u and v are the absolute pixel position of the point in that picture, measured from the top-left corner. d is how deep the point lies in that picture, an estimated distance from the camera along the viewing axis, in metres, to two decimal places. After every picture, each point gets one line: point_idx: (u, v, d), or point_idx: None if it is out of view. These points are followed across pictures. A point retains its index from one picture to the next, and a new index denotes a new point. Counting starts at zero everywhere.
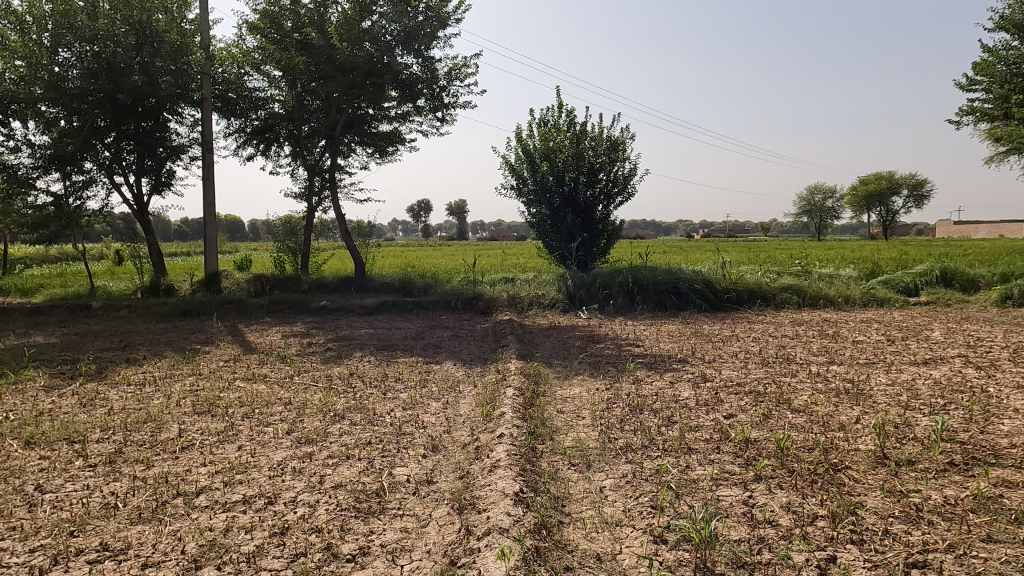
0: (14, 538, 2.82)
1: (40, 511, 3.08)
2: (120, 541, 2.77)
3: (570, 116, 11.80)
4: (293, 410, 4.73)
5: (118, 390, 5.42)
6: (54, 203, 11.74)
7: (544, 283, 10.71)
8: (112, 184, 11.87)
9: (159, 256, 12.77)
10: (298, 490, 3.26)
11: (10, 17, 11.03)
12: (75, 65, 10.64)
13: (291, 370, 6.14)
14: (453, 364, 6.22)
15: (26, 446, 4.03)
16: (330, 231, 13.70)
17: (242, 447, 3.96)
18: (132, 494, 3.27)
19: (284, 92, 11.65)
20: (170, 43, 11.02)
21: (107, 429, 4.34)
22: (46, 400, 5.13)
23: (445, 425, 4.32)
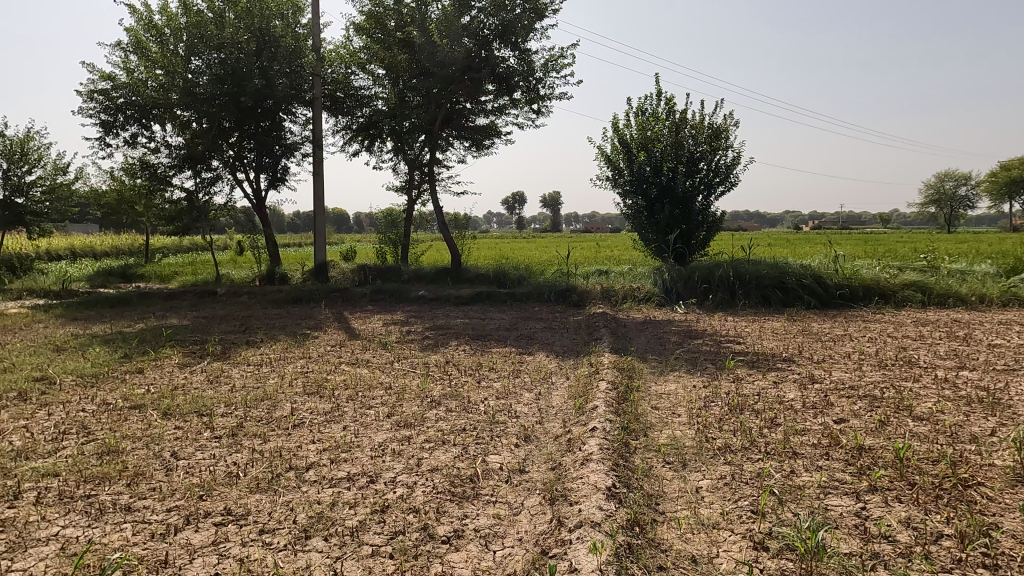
0: (155, 497, 3.16)
1: (175, 475, 3.44)
2: (242, 508, 3.03)
3: (669, 103, 11.44)
4: (393, 395, 4.95)
5: (239, 369, 5.94)
6: (187, 199, 12.97)
7: (639, 277, 10.50)
8: (236, 180, 12.94)
9: (275, 246, 13.76)
10: (398, 472, 3.40)
11: (152, 30, 12.26)
12: (204, 71, 11.65)
13: (391, 356, 6.41)
14: (546, 356, 6.23)
15: (164, 416, 4.51)
16: (429, 224, 14.19)
17: (348, 427, 4.20)
18: (251, 465, 3.57)
19: (388, 89, 12.17)
20: (287, 47, 11.87)
21: (230, 404, 4.77)
22: (180, 375, 5.71)
23: (538, 416, 4.35)
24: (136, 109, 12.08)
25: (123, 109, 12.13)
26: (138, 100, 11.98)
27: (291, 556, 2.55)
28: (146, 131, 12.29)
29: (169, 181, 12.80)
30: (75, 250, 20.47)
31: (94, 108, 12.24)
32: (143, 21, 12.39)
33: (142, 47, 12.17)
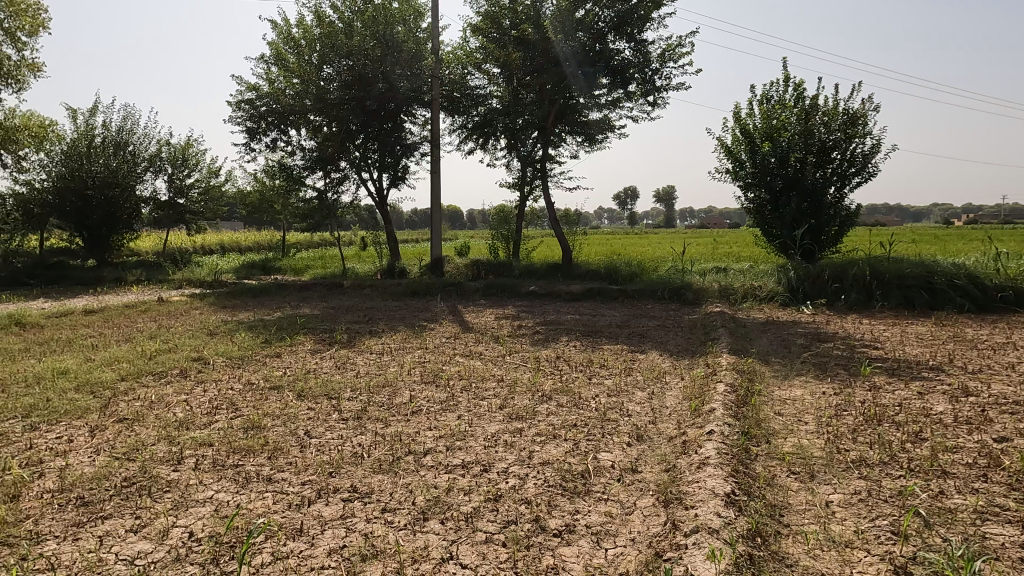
0: (291, 470, 3.46)
1: (309, 452, 3.74)
2: (366, 486, 3.23)
3: (798, 89, 10.68)
4: (505, 387, 5.05)
5: (363, 356, 6.34)
6: (318, 198, 14.01)
7: (761, 275, 9.91)
8: (361, 180, 13.78)
9: (395, 242, 14.49)
10: (510, 463, 3.47)
11: (290, 43, 13.36)
12: (335, 78, 12.49)
13: (503, 349, 6.54)
14: (659, 354, 6.07)
15: (299, 397, 4.92)
16: (540, 219, 14.30)
17: (462, 416, 4.34)
18: (374, 447, 3.80)
19: (503, 87, 12.36)
20: (408, 51, 12.44)
21: (356, 389, 5.10)
22: (312, 360, 6.20)
23: (651, 415, 4.25)
24: (276, 116, 13.27)
25: (265, 117, 13.33)
26: (278, 107, 13.15)
27: (410, 536, 2.68)
28: (284, 136, 13.51)
29: (303, 181, 13.89)
30: (225, 245, 22.84)
31: (242, 116, 13.58)
32: (283, 35, 13.52)
33: (282, 59, 13.28)
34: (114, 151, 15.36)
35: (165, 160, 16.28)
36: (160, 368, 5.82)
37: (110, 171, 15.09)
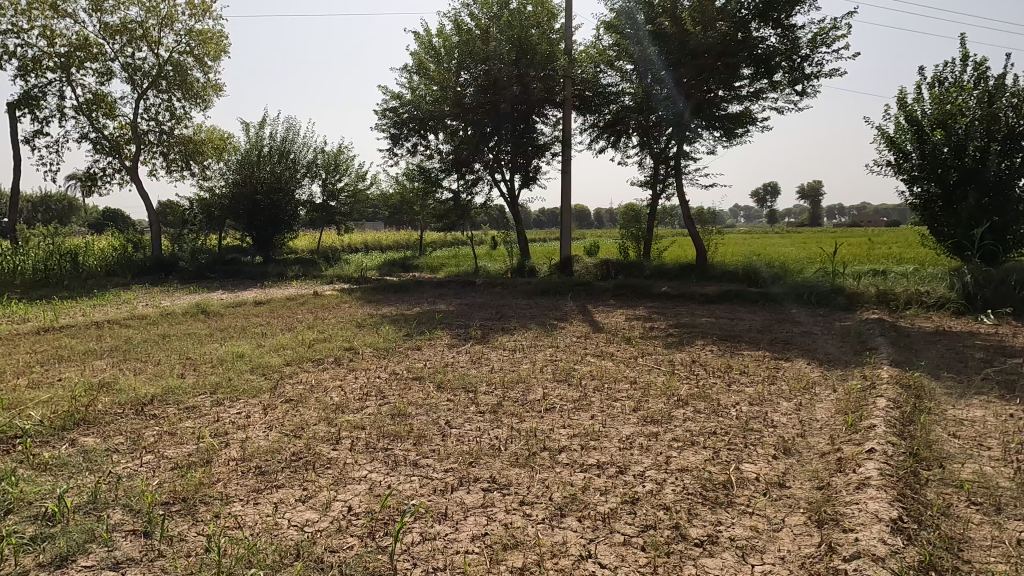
0: (435, 457, 3.67)
1: (450, 441, 3.93)
2: (504, 478, 3.33)
3: (979, 68, 9.39)
4: (639, 389, 4.97)
5: (497, 352, 6.54)
6: (453, 199, 14.65)
7: (929, 280, 8.85)
8: (494, 181, 14.21)
9: (525, 241, 14.76)
10: (647, 466, 3.41)
11: (431, 52, 14.09)
12: (471, 83, 12.95)
13: (635, 351, 6.43)
14: (807, 363, 5.65)
15: (439, 388, 5.19)
16: (673, 218, 13.88)
17: (596, 416, 4.34)
18: (511, 441, 3.91)
19: (635, 83, 12.10)
20: (542, 53, 12.62)
21: (491, 384, 5.28)
22: (450, 354, 6.51)
23: (800, 428, 3.97)
24: (417, 122, 14.06)
25: (407, 123, 14.19)
26: (418, 114, 13.93)
27: (549, 531, 2.74)
28: (424, 140, 14.29)
29: (440, 184, 14.59)
30: (369, 244, 24.62)
31: (387, 124, 14.54)
32: (425, 45, 14.28)
33: (423, 67, 14.02)
34: (279, 159, 17.15)
35: (320, 166, 17.89)
36: (317, 355, 6.42)
37: (275, 178, 16.85)
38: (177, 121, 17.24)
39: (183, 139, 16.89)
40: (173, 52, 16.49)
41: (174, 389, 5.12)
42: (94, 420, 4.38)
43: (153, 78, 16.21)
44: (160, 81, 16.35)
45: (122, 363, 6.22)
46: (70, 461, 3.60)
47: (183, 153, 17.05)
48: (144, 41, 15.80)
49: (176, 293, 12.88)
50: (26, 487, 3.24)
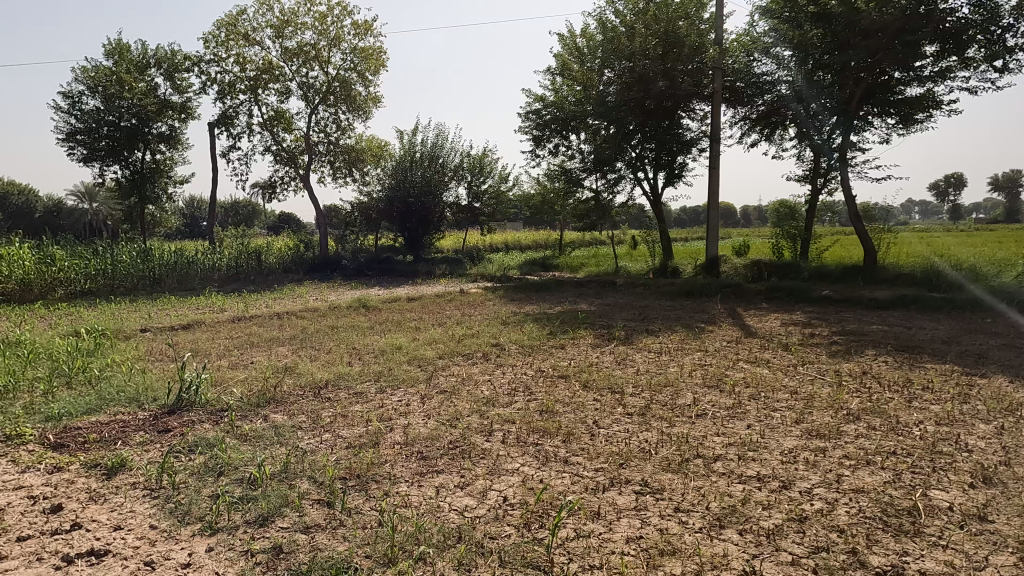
0: (584, 456, 3.69)
1: (598, 441, 3.93)
2: (656, 483, 3.27)
3: None
4: (800, 400, 4.62)
5: (642, 354, 6.43)
6: (595, 198, 14.60)
7: None
8: (636, 179, 13.96)
9: (668, 241, 14.29)
10: (814, 484, 3.17)
11: (575, 53, 14.17)
12: (614, 82, 12.77)
13: (794, 359, 5.99)
14: (1009, 382, 4.89)
15: (585, 388, 5.21)
16: (836, 214, 12.68)
17: (753, 426, 4.10)
18: (662, 445, 3.82)
19: (793, 71, 11.05)
20: (690, 46, 12.16)
21: (638, 386, 5.19)
22: (594, 354, 6.51)
23: (1003, 455, 3.45)
24: (559, 123, 14.24)
25: (549, 125, 14.42)
26: (561, 114, 14.12)
27: (708, 540, 2.64)
28: (566, 140, 14.45)
29: (581, 183, 14.63)
30: (510, 244, 25.31)
31: (530, 126, 14.86)
32: (569, 46, 14.39)
33: (566, 68, 14.12)
34: (429, 163, 18.19)
35: (466, 169, 18.69)
36: (467, 350, 6.74)
37: (426, 181, 17.90)
38: (342, 132, 18.95)
39: (347, 148, 18.53)
40: (340, 69, 18.12)
41: (344, 375, 5.65)
42: (281, 399, 4.97)
43: (323, 94, 17.95)
44: (329, 96, 18.05)
45: (300, 350, 6.99)
46: (265, 434, 4.12)
47: (347, 160, 18.70)
48: (316, 61, 17.54)
49: (340, 288, 14.19)
50: (233, 453, 3.76)
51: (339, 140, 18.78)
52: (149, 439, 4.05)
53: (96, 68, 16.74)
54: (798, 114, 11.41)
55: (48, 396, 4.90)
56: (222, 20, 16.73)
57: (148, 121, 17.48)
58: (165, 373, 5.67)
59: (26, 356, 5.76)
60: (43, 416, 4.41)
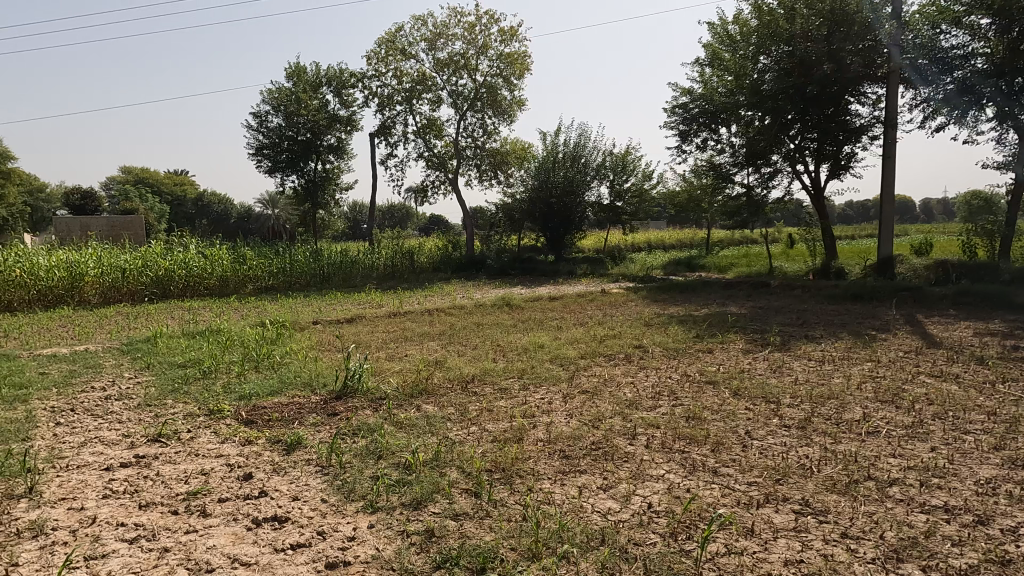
0: (736, 468, 3.48)
1: (752, 453, 3.69)
2: (820, 503, 2.99)
3: None
4: (1001, 424, 3.97)
5: (801, 362, 5.92)
6: (746, 194, 13.74)
7: None
8: (795, 173, 12.93)
9: (832, 239, 13.04)
10: (1021, 522, 2.71)
11: (726, 41, 13.43)
12: (770, 69, 11.91)
13: (991, 375, 5.17)
14: None
15: (735, 396, 4.91)
16: None
17: (939, 450, 3.60)
18: (825, 463, 3.49)
19: (993, 43, 9.73)
20: (861, 22, 10.97)
21: (796, 396, 4.79)
22: (746, 360, 6.12)
23: None
24: (708, 116, 13.58)
25: (697, 118, 13.81)
26: (711, 107, 13.46)
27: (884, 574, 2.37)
28: (715, 134, 13.76)
29: (732, 179, 13.83)
30: (652, 244, 24.64)
31: (676, 121, 14.33)
32: (720, 34, 13.67)
33: (716, 58, 13.43)
34: (571, 163, 18.27)
35: (609, 168, 18.49)
36: (609, 351, 6.66)
37: (568, 182, 17.98)
38: (488, 136, 19.66)
39: (492, 151, 19.18)
40: (487, 75, 18.82)
41: (489, 371, 5.85)
42: (432, 391, 5.26)
43: (471, 100, 18.75)
44: (476, 102, 18.81)
45: (449, 345, 7.36)
46: (418, 423, 4.39)
47: (492, 163, 19.36)
48: (465, 69, 18.36)
49: (486, 287, 14.74)
50: (391, 439, 4.06)
51: (486, 144, 19.50)
52: (320, 421, 4.50)
53: (279, 89, 18.95)
54: (998, 91, 9.87)
55: (241, 378, 5.63)
56: (382, 37, 18.13)
57: (320, 135, 19.44)
58: (333, 362, 6.26)
59: (225, 342, 6.68)
60: (238, 395, 5.09)
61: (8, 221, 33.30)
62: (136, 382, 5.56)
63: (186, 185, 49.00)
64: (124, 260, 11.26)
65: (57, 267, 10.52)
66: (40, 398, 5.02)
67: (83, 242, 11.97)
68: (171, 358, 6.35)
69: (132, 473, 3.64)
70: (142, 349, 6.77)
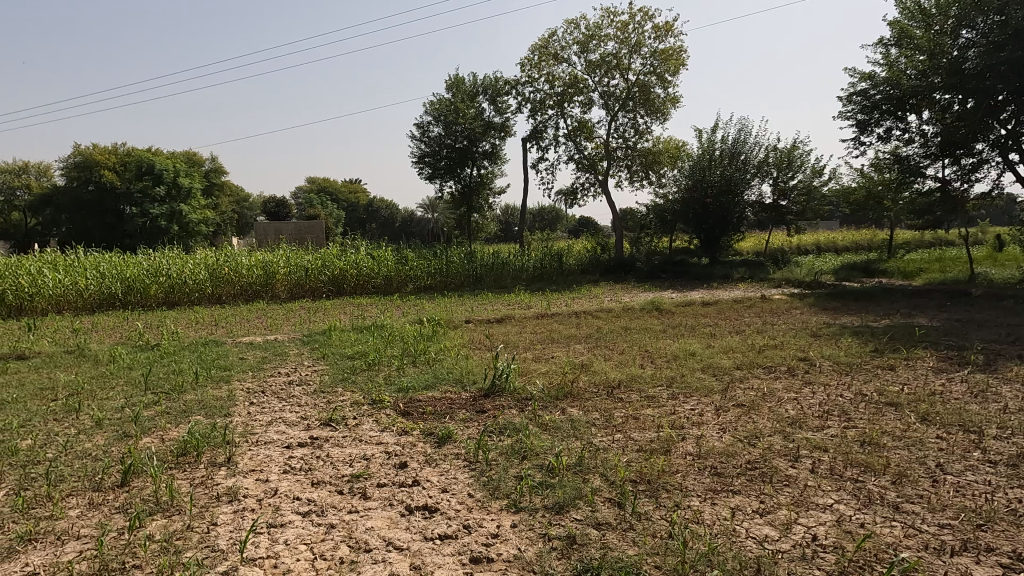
0: (923, 505, 3.02)
1: (944, 489, 3.19)
2: None
3: None
4: None
5: (1012, 387, 5.02)
6: (941, 189, 11.98)
7: None
8: (1008, 163, 11.02)
9: None
10: None
11: (918, 16, 11.92)
12: (975, 44, 10.30)
13: None
14: None
15: (923, 421, 4.29)
16: None
17: None
18: None
19: None
20: None
21: (1005, 428, 4.06)
22: (937, 381, 5.32)
23: None
24: (894, 103, 11.98)
25: (879, 106, 12.24)
26: (897, 92, 11.85)
27: None
28: (903, 122, 12.13)
29: (922, 172, 12.14)
30: (822, 247, 22.45)
31: (853, 109, 12.83)
32: (911, 8, 12.16)
33: (905, 36, 12.01)
34: (729, 160, 17.19)
35: (772, 164, 17.17)
36: (769, 362, 6.15)
37: (726, 180, 16.97)
38: (640, 136, 19.23)
39: (644, 151, 18.74)
40: (640, 74, 18.40)
41: (636, 377, 5.69)
42: (578, 394, 5.24)
43: (623, 100, 18.46)
44: (628, 102, 18.48)
45: (596, 349, 7.28)
46: (562, 426, 4.39)
47: (644, 163, 18.92)
48: (617, 69, 18.12)
49: (634, 290, 14.40)
50: (536, 440, 4.10)
51: (637, 144, 19.08)
52: (469, 417, 4.67)
53: (439, 100, 20.10)
54: None
55: (400, 371, 6.05)
56: (536, 44, 18.46)
57: (476, 141, 20.34)
58: (483, 360, 6.49)
59: (388, 338, 7.22)
60: (397, 387, 5.46)
61: (221, 226, 39.03)
62: (313, 370, 6.21)
63: (359, 193, 53.96)
64: (307, 260, 12.66)
65: (255, 266, 12.11)
66: (239, 379, 5.79)
67: (275, 244, 13.63)
68: (343, 350, 6.99)
69: (307, 452, 4.06)
70: (319, 340, 7.55)
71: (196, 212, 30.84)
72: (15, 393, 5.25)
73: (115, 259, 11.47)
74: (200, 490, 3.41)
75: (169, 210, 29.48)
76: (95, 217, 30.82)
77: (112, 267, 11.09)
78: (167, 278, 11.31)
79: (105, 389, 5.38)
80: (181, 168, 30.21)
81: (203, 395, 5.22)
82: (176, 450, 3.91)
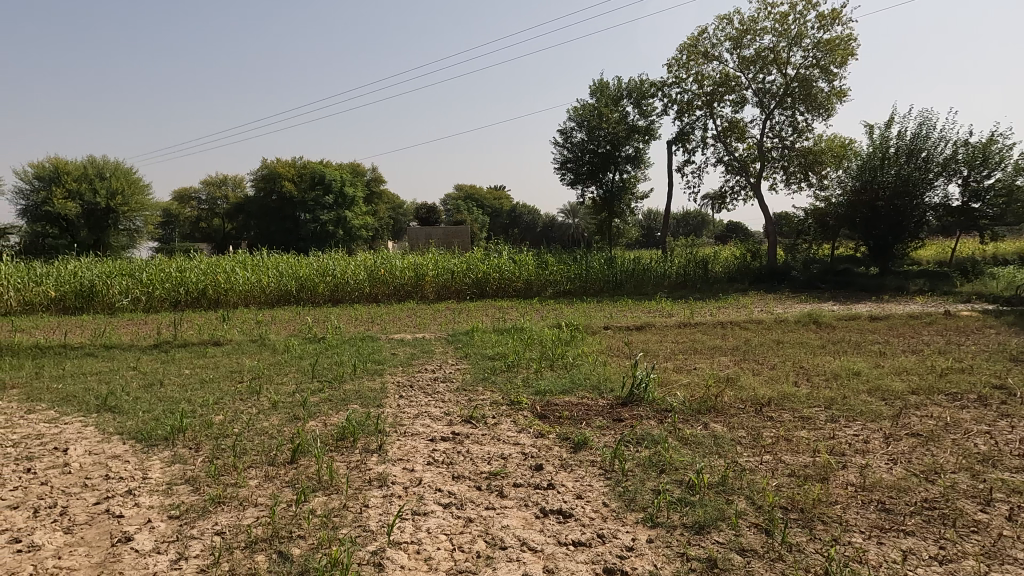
0: None
1: None
2: None
3: None
4: None
5: None
6: None
7: None
8: None
9: None
10: None
11: None
12: None
13: None
14: None
15: None
16: None
17: None
18: None
19: None
20: None
21: None
22: None
23: None
24: None
25: None
26: None
27: None
28: None
29: None
30: None
31: None
32: None
33: None
34: (907, 158, 15.29)
35: (962, 162, 14.94)
36: (954, 389, 5.37)
37: (902, 181, 15.14)
38: (799, 134, 17.80)
39: (804, 151, 17.32)
40: (800, 68, 17.06)
41: (789, 395, 5.25)
42: (722, 409, 4.96)
43: (780, 97, 17.22)
44: (787, 99, 17.19)
45: (743, 362, 6.85)
46: (704, 442, 4.18)
47: (803, 164, 17.50)
48: (774, 65, 16.97)
49: (786, 301, 13.36)
50: (675, 454, 3.95)
51: (796, 143, 17.68)
52: (606, 425, 4.61)
53: (584, 106, 20.20)
54: None
55: (538, 373, 6.15)
56: (684, 43, 17.87)
57: (619, 146, 20.08)
58: (621, 368, 6.39)
59: (527, 340, 7.38)
60: (534, 390, 5.55)
61: (381, 231, 42.27)
62: (456, 368, 6.52)
63: (503, 199, 55.71)
64: (453, 264, 13.32)
65: (407, 268, 12.98)
66: (391, 373, 6.24)
67: (426, 247, 14.51)
68: (484, 350, 7.26)
69: (449, 446, 4.25)
70: (462, 340, 7.91)
71: (358, 218, 33.71)
72: (211, 374, 6.12)
73: (292, 260, 12.90)
74: (356, 473, 3.72)
75: (336, 216, 32.54)
76: (277, 223, 34.88)
77: (289, 267, 12.50)
78: (333, 278, 12.52)
79: (281, 375, 6.08)
80: (347, 178, 33.25)
81: (360, 386, 5.70)
82: (336, 435, 4.30)
